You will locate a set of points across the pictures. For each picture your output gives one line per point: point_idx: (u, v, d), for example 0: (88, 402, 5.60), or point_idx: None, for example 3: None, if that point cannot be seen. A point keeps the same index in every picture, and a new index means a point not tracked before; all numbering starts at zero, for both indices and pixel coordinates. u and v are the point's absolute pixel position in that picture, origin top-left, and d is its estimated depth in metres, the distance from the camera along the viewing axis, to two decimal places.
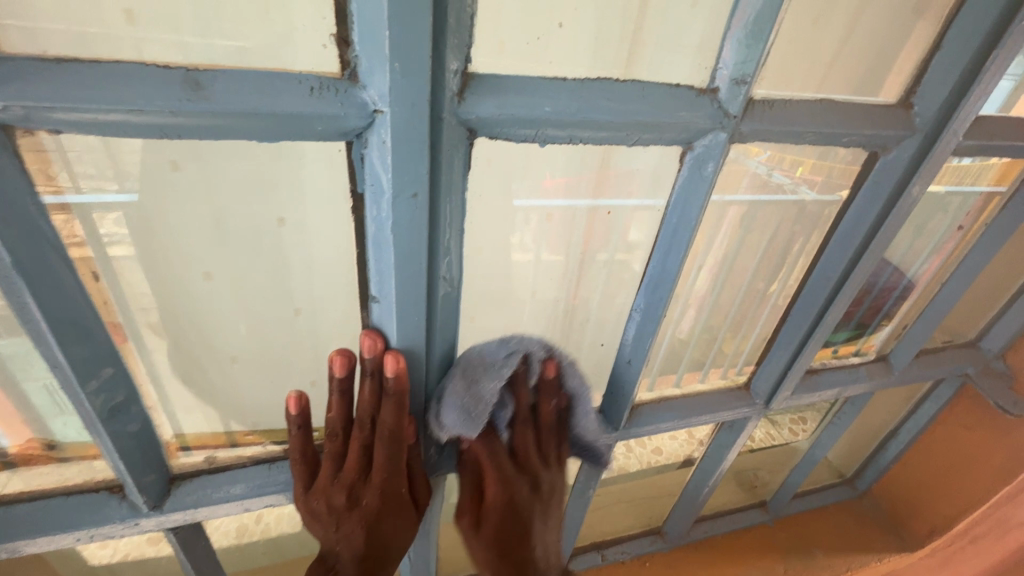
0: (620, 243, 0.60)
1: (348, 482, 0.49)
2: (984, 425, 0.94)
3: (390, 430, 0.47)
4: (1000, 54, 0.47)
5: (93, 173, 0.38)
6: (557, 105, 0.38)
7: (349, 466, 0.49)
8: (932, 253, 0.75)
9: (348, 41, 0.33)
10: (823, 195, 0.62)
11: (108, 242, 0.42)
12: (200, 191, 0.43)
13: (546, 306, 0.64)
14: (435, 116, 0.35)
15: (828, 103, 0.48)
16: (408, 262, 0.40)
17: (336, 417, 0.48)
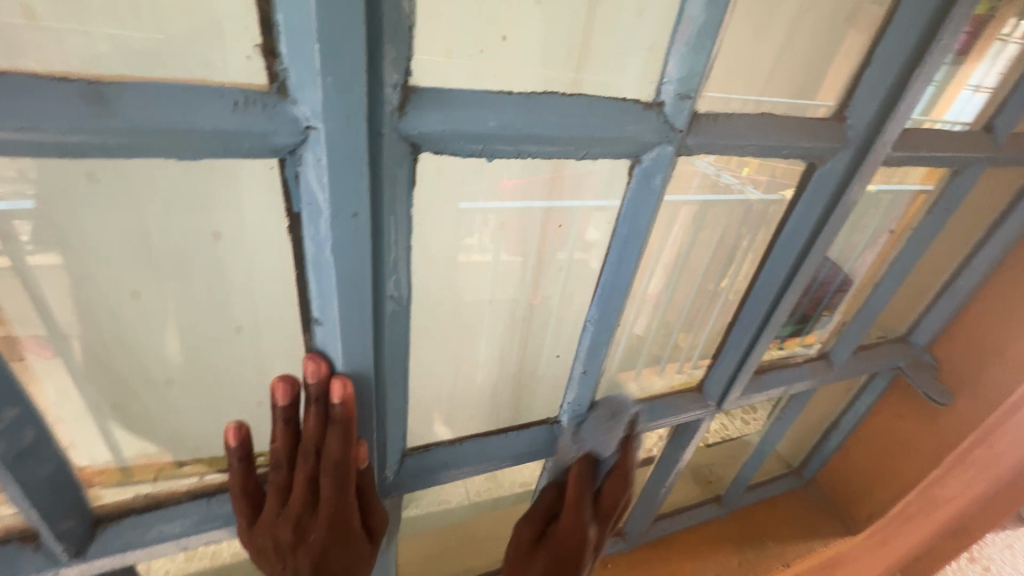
0: (578, 242, 0.59)
1: (293, 517, 0.45)
2: (912, 412, 1.00)
3: (338, 458, 0.43)
4: (922, 72, 0.50)
5: (14, 179, 0.35)
6: (504, 120, 0.37)
7: (295, 501, 0.45)
8: (866, 247, 0.78)
9: (274, 53, 0.31)
10: (767, 195, 0.64)
11: (30, 252, 0.39)
12: (123, 205, 0.40)
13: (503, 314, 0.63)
14: (374, 132, 0.33)
15: (769, 116, 0.49)
16: (351, 282, 0.38)
17: (280, 448, 0.45)
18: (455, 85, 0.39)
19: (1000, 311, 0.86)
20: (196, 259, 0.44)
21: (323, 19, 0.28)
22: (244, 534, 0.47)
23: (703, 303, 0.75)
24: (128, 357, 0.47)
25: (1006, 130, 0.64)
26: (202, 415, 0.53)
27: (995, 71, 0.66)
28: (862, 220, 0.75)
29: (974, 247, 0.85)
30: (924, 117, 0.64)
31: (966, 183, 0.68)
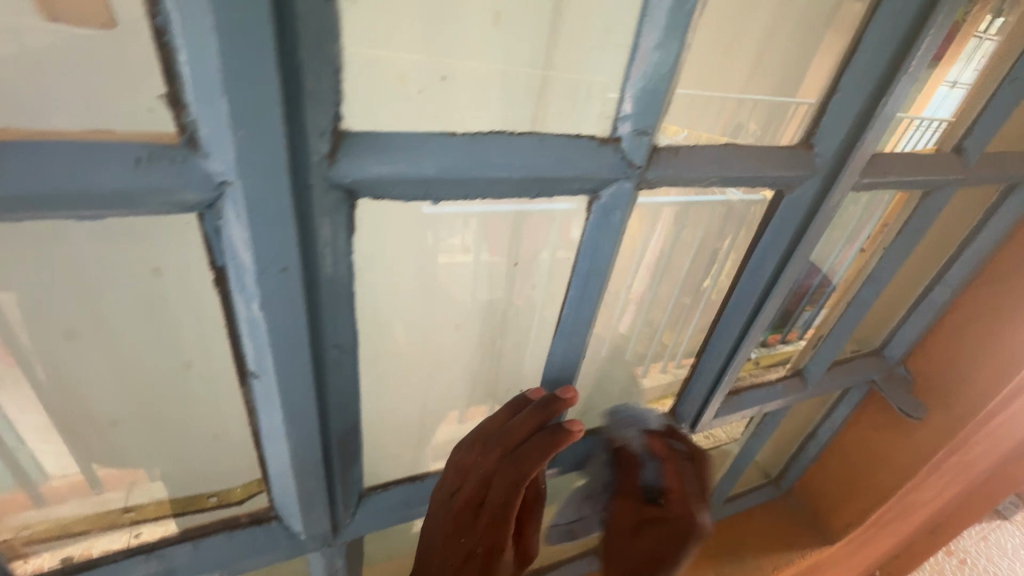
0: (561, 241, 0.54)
1: (461, 506, 0.50)
2: (888, 425, 1.00)
3: (525, 471, 0.48)
4: (889, 102, 0.49)
5: None
6: (446, 162, 0.35)
7: (469, 489, 0.49)
8: (846, 245, 0.76)
9: (181, 101, 0.28)
10: (749, 196, 0.60)
11: None
12: (50, 241, 0.35)
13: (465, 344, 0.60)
14: (301, 183, 0.31)
15: (733, 146, 0.47)
16: (285, 337, 0.35)
17: (487, 434, 0.51)
18: (392, 124, 0.37)
19: (973, 325, 0.86)
20: (132, 301, 0.40)
21: (234, 72, 0.25)
22: (428, 509, 0.52)
23: (678, 316, 0.73)
24: (56, 412, 0.43)
25: (976, 150, 0.63)
26: (146, 467, 0.49)
27: (965, 91, 0.65)
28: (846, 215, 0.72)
29: (946, 262, 0.85)
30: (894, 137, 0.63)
31: (937, 205, 0.67)
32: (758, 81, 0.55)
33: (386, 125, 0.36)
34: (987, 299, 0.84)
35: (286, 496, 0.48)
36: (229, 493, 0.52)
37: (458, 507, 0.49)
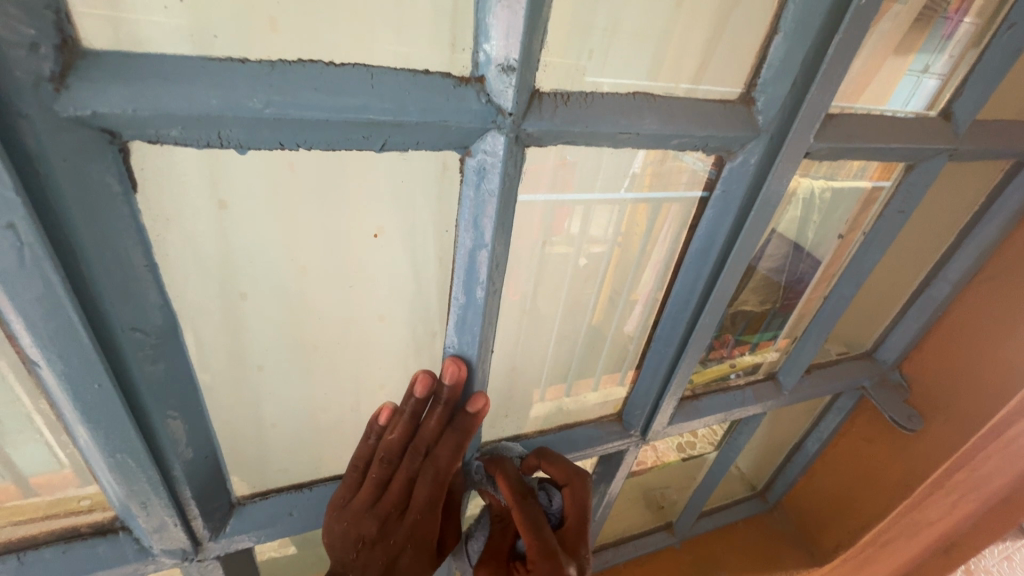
0: (559, 237, 0.52)
1: (382, 514, 0.48)
2: (881, 435, 0.89)
3: (445, 468, 0.49)
4: (842, 41, 0.40)
5: None
6: (232, 97, 0.27)
7: (392, 495, 0.48)
8: (822, 242, 0.67)
9: None
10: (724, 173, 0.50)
11: None
12: None
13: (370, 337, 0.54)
14: (8, 114, 0.24)
15: (646, 97, 0.39)
16: (46, 314, 0.29)
17: (399, 441, 0.48)
18: (165, 45, 0.28)
19: (975, 325, 0.76)
20: None
21: None
22: (329, 516, 0.49)
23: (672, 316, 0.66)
24: None
25: (966, 117, 0.54)
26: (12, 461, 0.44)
27: (956, 47, 0.55)
28: (835, 215, 0.64)
29: (944, 254, 0.75)
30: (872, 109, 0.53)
31: (922, 180, 0.58)
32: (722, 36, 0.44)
33: (158, 46, 0.28)
34: (991, 296, 0.73)
35: (124, 503, 0.42)
36: (100, 497, 0.46)
37: (382, 512, 0.48)
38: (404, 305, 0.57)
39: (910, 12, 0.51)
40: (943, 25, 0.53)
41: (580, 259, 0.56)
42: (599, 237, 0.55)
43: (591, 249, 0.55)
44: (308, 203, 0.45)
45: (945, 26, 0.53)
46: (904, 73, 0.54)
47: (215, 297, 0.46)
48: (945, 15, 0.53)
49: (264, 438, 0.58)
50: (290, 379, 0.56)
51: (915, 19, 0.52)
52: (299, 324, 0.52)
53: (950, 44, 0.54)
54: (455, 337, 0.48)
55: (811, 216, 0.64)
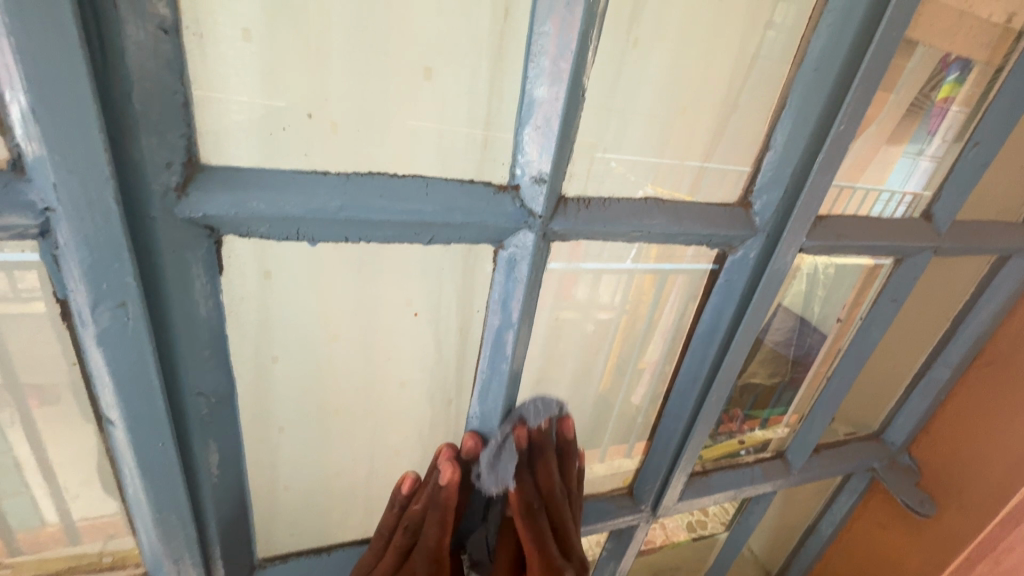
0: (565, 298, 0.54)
1: None
2: (895, 521, 0.88)
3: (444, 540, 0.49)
4: (825, 158, 0.47)
5: None
6: (314, 203, 0.33)
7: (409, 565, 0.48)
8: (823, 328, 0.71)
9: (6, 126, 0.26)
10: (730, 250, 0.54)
11: None
12: None
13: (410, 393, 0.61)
14: (138, 216, 0.29)
15: (656, 201, 0.45)
16: (131, 379, 0.33)
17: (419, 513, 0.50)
18: None
19: (979, 410, 0.77)
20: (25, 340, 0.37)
21: (46, 96, 0.25)
22: None
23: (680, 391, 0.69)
24: None
25: (946, 218, 0.60)
26: (44, 518, 0.46)
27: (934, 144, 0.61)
28: (834, 295, 0.69)
29: (942, 339, 0.78)
30: (871, 188, 0.60)
31: (911, 273, 0.63)
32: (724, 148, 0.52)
33: None
34: (992, 380, 0.76)
35: (156, 559, 0.44)
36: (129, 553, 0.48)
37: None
38: (425, 372, 0.60)
39: (899, 106, 0.58)
40: (930, 119, 0.60)
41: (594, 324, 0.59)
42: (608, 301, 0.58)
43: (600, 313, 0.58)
44: (349, 283, 0.50)
45: (932, 119, 0.60)
46: (900, 156, 0.60)
47: (252, 358, 0.50)
48: (931, 111, 0.60)
49: (278, 497, 0.59)
50: (311, 438, 0.58)
51: (906, 112, 0.59)
52: (324, 386, 0.56)
53: (937, 134, 0.61)
54: (477, 407, 0.51)
55: (817, 289, 0.68)
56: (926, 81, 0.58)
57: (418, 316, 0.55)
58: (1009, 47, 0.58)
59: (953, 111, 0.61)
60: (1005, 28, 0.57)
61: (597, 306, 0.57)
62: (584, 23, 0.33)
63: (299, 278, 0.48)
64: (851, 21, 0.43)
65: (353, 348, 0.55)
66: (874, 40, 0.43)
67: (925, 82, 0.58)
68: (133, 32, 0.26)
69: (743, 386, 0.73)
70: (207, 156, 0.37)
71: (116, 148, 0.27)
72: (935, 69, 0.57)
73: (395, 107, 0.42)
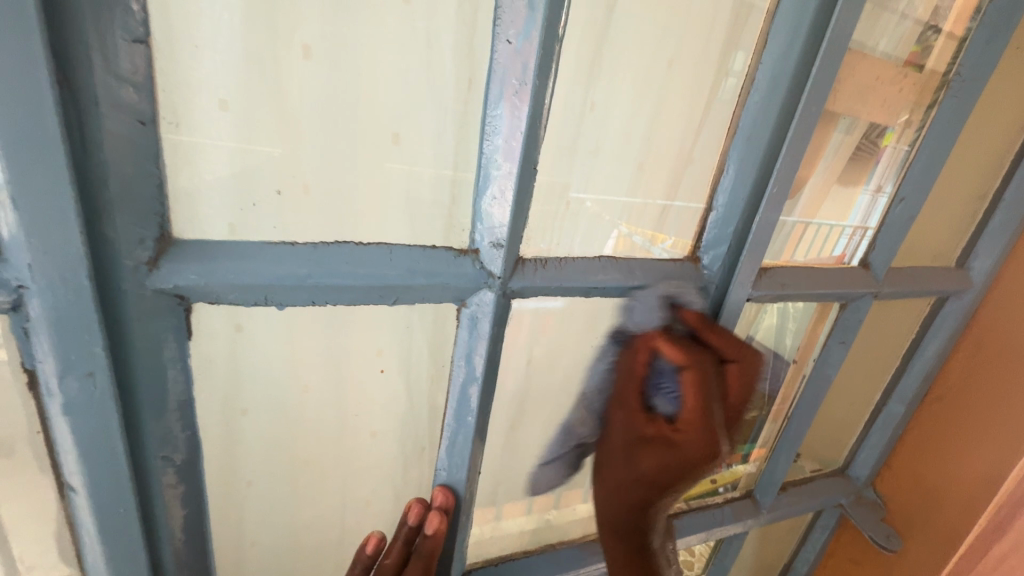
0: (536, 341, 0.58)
1: None
2: (867, 557, 0.89)
3: None
4: (763, 218, 0.51)
5: None
6: (281, 272, 0.35)
7: None
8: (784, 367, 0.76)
9: None
10: None
11: None
12: None
13: (382, 441, 0.61)
14: (109, 289, 0.31)
15: (610, 258, 0.48)
16: (94, 444, 0.34)
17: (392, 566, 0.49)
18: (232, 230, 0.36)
19: (933, 444, 0.81)
20: None
21: (22, 187, 0.26)
22: None
23: None
24: None
25: (882, 264, 0.64)
26: None
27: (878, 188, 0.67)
28: (798, 324, 0.72)
29: (894, 374, 0.82)
30: (831, 224, 0.67)
31: (856, 316, 0.66)
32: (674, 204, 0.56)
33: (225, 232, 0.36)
34: (943, 415, 0.79)
35: None
36: None
37: None
38: (398, 422, 0.61)
39: (845, 149, 0.65)
40: (877, 163, 0.67)
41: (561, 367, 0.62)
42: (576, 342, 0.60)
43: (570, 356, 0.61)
44: (318, 338, 0.52)
45: (875, 161, 0.67)
46: (857, 194, 0.67)
47: (220, 414, 0.50)
48: (879, 154, 0.67)
49: (245, 556, 0.58)
50: (280, 493, 0.58)
51: (855, 154, 0.66)
52: (294, 439, 0.56)
53: (880, 174, 0.67)
54: (444, 459, 0.52)
55: (787, 324, 0.72)
56: (870, 129, 0.64)
57: (387, 372, 0.57)
58: (934, 91, 0.64)
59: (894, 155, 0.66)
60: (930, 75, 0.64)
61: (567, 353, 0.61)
62: (532, 106, 0.36)
63: (269, 334, 0.49)
64: (775, 99, 0.48)
65: (323, 401, 0.55)
66: (796, 114, 0.48)
67: (869, 130, 0.65)
68: (111, 127, 0.28)
69: None
70: (180, 230, 0.39)
71: (90, 229, 0.29)
72: (876, 124, 0.64)
73: (363, 179, 0.45)
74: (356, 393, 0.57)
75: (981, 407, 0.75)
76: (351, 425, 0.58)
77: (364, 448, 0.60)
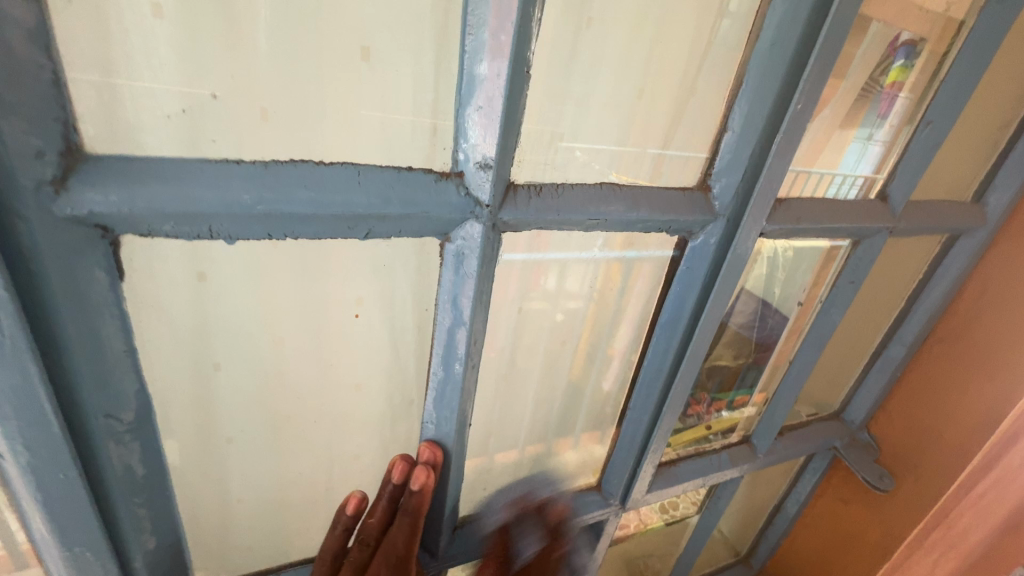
0: (533, 289, 0.54)
1: None
2: (858, 497, 0.89)
3: (403, 553, 0.45)
4: (784, 139, 0.45)
5: None
6: (226, 195, 0.29)
7: None
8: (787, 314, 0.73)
9: None
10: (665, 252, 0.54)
11: None
12: None
13: (370, 397, 0.57)
14: (6, 214, 0.25)
15: (612, 187, 0.43)
16: (16, 401, 0.29)
17: (377, 526, 0.47)
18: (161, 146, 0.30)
19: (933, 386, 0.79)
20: None
21: None
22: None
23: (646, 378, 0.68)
24: None
25: (901, 198, 0.60)
26: None
27: (896, 112, 0.62)
28: (795, 274, 0.70)
29: (897, 316, 0.79)
30: (825, 173, 0.60)
31: (868, 255, 0.63)
32: (682, 133, 0.51)
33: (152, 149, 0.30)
34: (944, 357, 0.78)
35: None
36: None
37: None
38: (381, 373, 0.56)
39: (850, 90, 0.59)
40: (878, 105, 0.61)
41: (560, 314, 0.58)
42: (572, 287, 0.56)
43: (567, 304, 0.58)
44: (289, 285, 0.46)
45: (881, 103, 0.61)
46: (851, 140, 0.61)
47: (189, 369, 0.45)
48: (880, 96, 0.61)
49: (230, 515, 0.55)
50: (262, 451, 0.54)
51: (857, 97, 0.60)
52: (272, 396, 0.51)
53: (887, 119, 0.62)
54: (431, 410, 0.48)
55: (776, 272, 0.69)
56: (876, 66, 0.59)
57: (370, 322, 0.52)
58: (952, 38, 0.58)
59: (902, 97, 0.61)
60: (946, 19, 0.58)
61: (565, 299, 0.57)
62: None
63: (224, 281, 0.43)
64: None
65: (301, 354, 0.50)
66: (829, 14, 0.41)
67: (875, 66, 0.59)
68: None
69: (710, 369, 0.73)
70: (94, 142, 0.31)
71: None
72: (882, 55, 0.58)
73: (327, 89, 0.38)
74: (338, 344, 0.52)
75: (983, 347, 0.73)
76: (334, 376, 0.54)
77: (348, 403, 0.56)
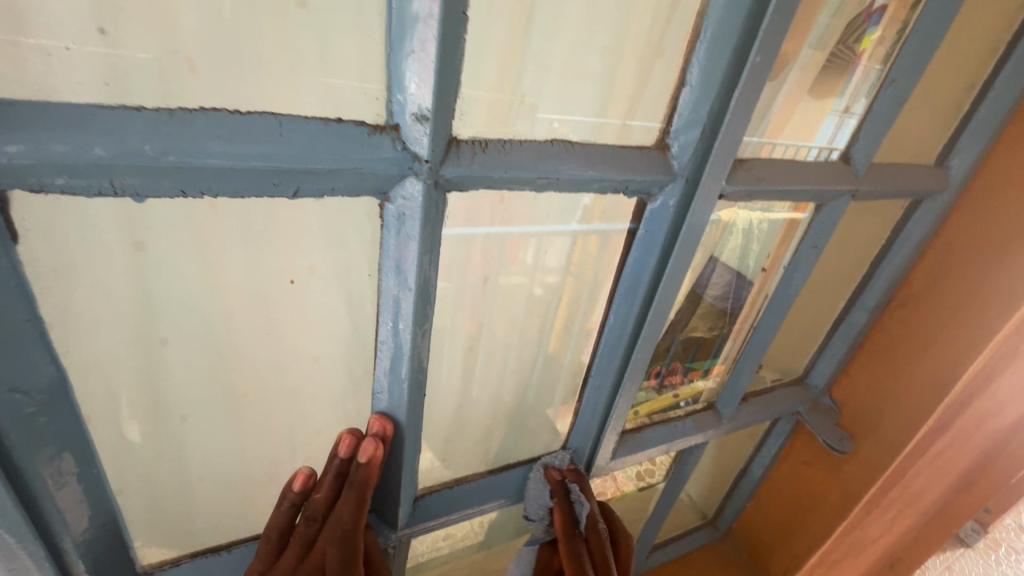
0: (502, 259, 0.51)
1: None
2: (818, 459, 0.91)
3: (350, 525, 0.44)
4: (743, 94, 0.44)
5: None
6: (125, 145, 0.27)
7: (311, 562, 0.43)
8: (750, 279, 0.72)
9: None
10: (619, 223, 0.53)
11: None
12: None
13: (334, 375, 0.55)
14: None
15: (564, 144, 0.41)
16: None
17: (324, 500, 0.46)
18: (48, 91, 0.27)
19: (894, 350, 0.80)
20: None
21: None
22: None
23: None
24: None
25: (864, 159, 0.59)
26: None
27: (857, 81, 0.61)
28: (768, 244, 0.69)
29: (860, 282, 0.80)
30: (799, 145, 0.60)
31: (830, 219, 0.62)
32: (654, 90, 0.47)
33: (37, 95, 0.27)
34: (904, 321, 0.79)
35: None
36: None
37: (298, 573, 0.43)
38: (341, 347, 0.53)
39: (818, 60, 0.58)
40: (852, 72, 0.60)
41: (538, 288, 0.56)
42: (544, 255, 0.54)
43: (545, 280, 0.56)
44: (240, 258, 0.43)
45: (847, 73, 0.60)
46: (827, 113, 0.61)
47: (132, 344, 0.42)
48: (853, 66, 0.60)
49: (190, 494, 0.53)
50: (221, 428, 0.51)
51: (825, 66, 0.59)
52: (224, 373, 0.48)
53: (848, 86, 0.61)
54: (384, 381, 0.46)
55: (751, 245, 0.69)
56: (847, 33, 0.58)
57: (326, 294, 0.48)
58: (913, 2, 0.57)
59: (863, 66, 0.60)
60: None
61: (541, 270, 0.55)
62: None
63: (158, 254, 0.39)
64: None
65: (252, 330, 0.47)
66: None
67: (847, 31, 0.58)
68: None
69: (686, 342, 0.74)
70: None
71: None
72: (856, 20, 0.57)
73: (258, 27, 0.33)
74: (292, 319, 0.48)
75: (942, 310, 0.75)
76: (292, 351, 0.51)
77: (307, 381, 0.54)
